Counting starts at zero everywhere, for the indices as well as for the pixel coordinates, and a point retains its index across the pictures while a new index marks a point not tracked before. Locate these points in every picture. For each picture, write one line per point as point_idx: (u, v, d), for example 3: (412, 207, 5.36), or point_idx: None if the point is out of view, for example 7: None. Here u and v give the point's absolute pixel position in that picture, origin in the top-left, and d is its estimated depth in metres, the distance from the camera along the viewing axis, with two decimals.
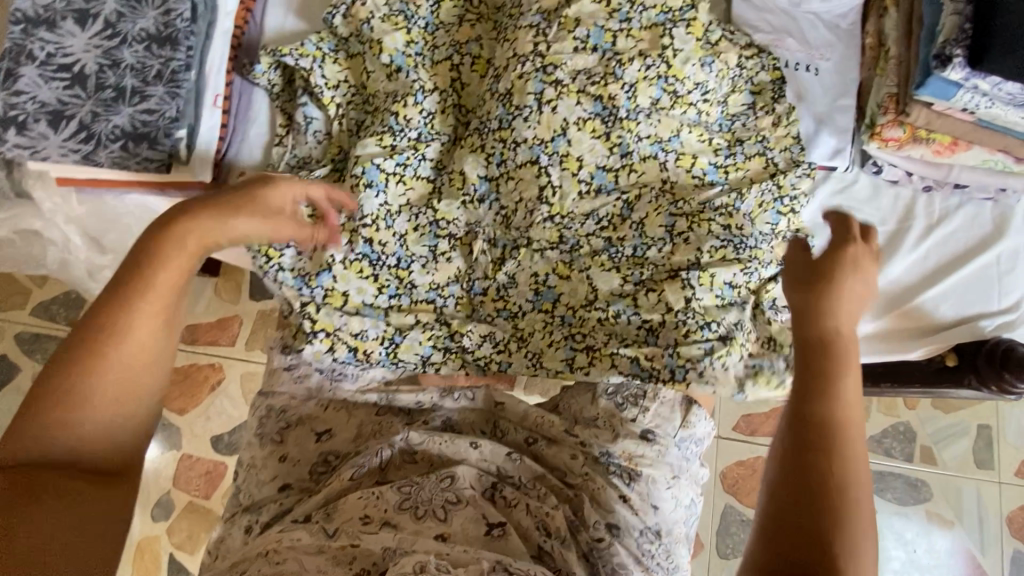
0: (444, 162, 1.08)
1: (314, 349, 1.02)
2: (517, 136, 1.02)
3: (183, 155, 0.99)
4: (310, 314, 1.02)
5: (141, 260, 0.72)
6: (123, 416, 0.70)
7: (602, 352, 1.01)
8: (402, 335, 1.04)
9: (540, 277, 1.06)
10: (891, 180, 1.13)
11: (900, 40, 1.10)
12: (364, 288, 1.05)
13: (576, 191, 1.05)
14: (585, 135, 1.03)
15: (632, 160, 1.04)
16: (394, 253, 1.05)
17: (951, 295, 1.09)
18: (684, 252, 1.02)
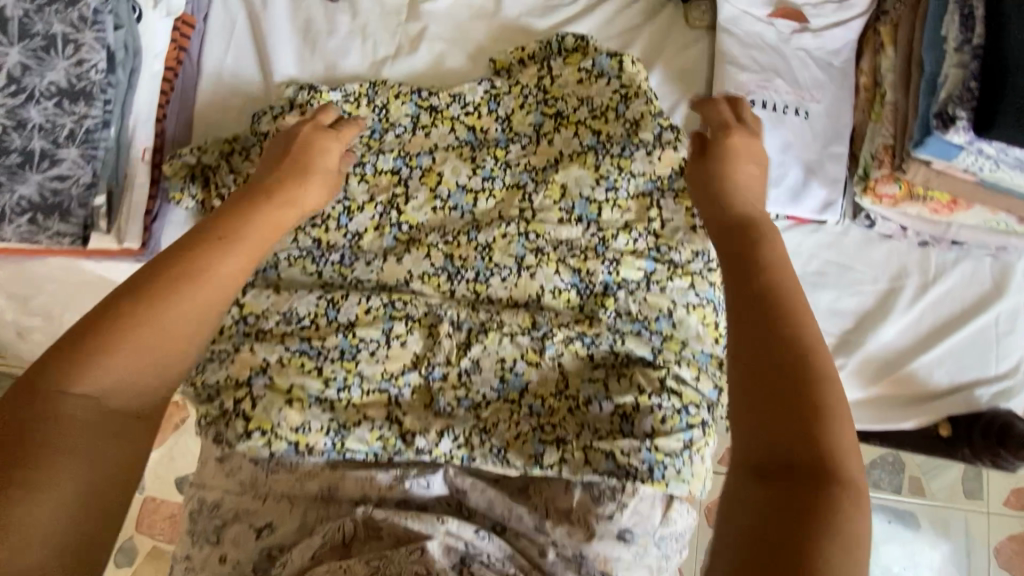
0: (402, 252, 1.04)
1: (247, 445, 0.92)
2: (468, 235, 1.03)
3: (102, 225, 0.92)
4: (244, 410, 0.94)
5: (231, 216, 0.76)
6: (165, 354, 0.63)
7: (575, 446, 0.92)
8: (348, 430, 0.94)
9: (507, 363, 0.99)
10: (885, 235, 1.05)
11: (896, 84, 1.01)
12: (308, 385, 0.96)
13: (542, 283, 1.02)
14: (550, 220, 1.04)
15: (585, 250, 1.03)
16: (339, 345, 0.99)
17: (947, 359, 1.01)
18: (637, 341, 0.98)
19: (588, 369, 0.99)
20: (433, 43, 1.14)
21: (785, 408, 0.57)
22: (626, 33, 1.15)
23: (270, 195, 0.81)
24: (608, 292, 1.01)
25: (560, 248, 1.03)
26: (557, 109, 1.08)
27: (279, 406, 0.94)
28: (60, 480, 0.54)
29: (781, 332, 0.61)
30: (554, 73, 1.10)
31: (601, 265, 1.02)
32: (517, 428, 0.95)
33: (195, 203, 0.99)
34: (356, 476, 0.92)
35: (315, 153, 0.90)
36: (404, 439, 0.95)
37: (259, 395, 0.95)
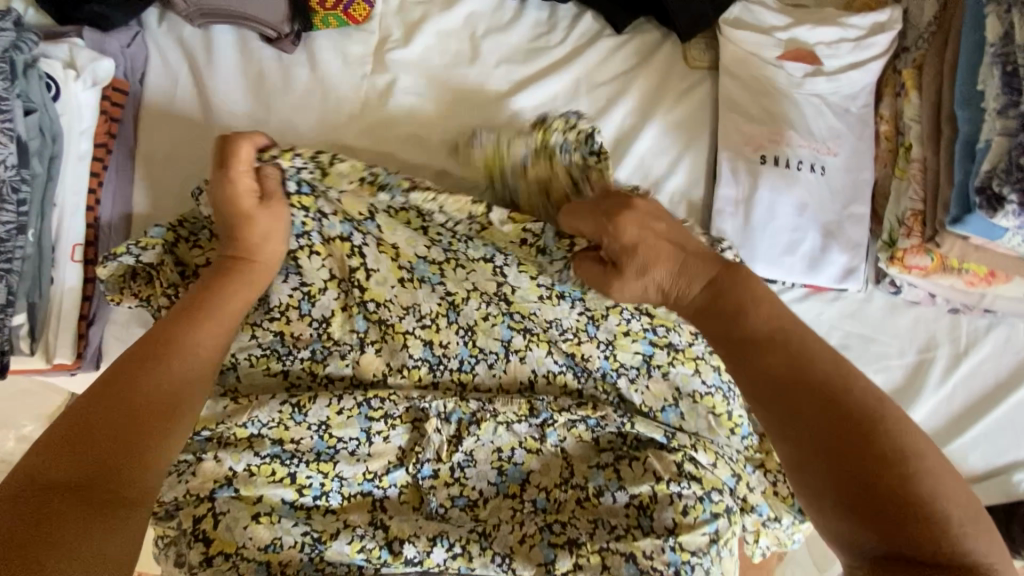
0: (378, 340, 0.91)
1: (213, 569, 0.81)
2: (447, 318, 0.90)
3: (23, 347, 0.83)
4: (205, 531, 0.83)
5: (215, 286, 0.81)
6: (169, 406, 0.70)
7: (590, 549, 0.82)
8: (325, 543, 0.83)
9: (504, 453, 0.89)
10: (911, 301, 0.95)
11: (924, 137, 0.90)
12: (282, 494, 0.85)
13: (535, 368, 0.91)
14: (531, 301, 0.89)
15: (576, 331, 0.89)
16: (314, 446, 0.87)
17: (981, 441, 0.92)
18: (648, 426, 0.87)
19: (594, 455, 0.89)
20: (401, 98, 0.99)
21: (848, 456, 0.61)
22: (621, 77, 1.01)
23: (225, 274, 0.82)
24: (608, 378, 0.90)
25: (551, 329, 0.90)
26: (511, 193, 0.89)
27: (245, 524, 0.82)
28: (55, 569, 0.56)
29: (796, 395, 0.65)
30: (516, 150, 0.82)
31: (596, 349, 0.90)
32: (515, 524, 0.85)
33: (138, 300, 0.86)
34: None
35: (252, 222, 0.83)
36: (390, 548, 0.84)
37: (222, 511, 0.83)
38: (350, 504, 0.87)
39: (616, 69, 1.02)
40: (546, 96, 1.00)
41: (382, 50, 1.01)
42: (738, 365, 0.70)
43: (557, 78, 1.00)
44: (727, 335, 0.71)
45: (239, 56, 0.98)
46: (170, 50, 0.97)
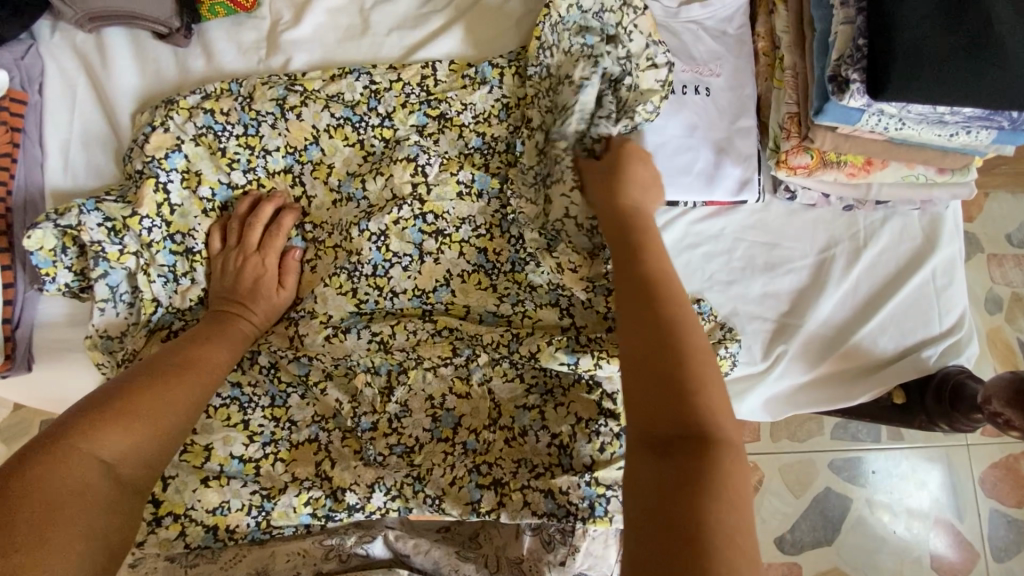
0: (314, 258, 0.95)
1: (159, 540, 0.83)
2: (358, 225, 0.90)
3: None
4: (156, 492, 0.84)
5: (216, 327, 0.87)
6: (181, 424, 0.76)
7: (513, 487, 0.84)
8: (273, 501, 0.85)
9: (435, 400, 0.91)
10: (808, 204, 1.00)
11: (793, 46, 0.95)
12: (233, 438, 0.88)
13: (449, 266, 0.93)
14: (447, 196, 0.92)
15: (489, 228, 0.93)
16: (268, 391, 0.92)
17: (889, 325, 0.97)
18: (552, 356, 0.85)
19: (522, 395, 0.90)
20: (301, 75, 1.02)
21: (657, 392, 0.61)
22: (509, 30, 1.04)
23: (214, 319, 0.89)
24: (517, 269, 0.93)
25: (463, 228, 0.93)
26: (440, 111, 0.95)
27: (194, 487, 0.84)
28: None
29: (636, 285, 0.70)
30: (438, 73, 0.97)
31: (508, 245, 0.93)
32: (452, 472, 0.86)
33: (72, 274, 0.89)
34: (289, 550, 0.83)
35: (246, 261, 0.91)
36: (335, 496, 0.86)
37: (171, 475, 0.85)
38: (295, 453, 0.89)
39: (503, 21, 1.04)
40: (441, 51, 1.03)
41: (275, 32, 1.04)
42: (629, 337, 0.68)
43: (448, 35, 1.03)
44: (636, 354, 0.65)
45: (136, 56, 1.01)
46: (66, 59, 1.00)
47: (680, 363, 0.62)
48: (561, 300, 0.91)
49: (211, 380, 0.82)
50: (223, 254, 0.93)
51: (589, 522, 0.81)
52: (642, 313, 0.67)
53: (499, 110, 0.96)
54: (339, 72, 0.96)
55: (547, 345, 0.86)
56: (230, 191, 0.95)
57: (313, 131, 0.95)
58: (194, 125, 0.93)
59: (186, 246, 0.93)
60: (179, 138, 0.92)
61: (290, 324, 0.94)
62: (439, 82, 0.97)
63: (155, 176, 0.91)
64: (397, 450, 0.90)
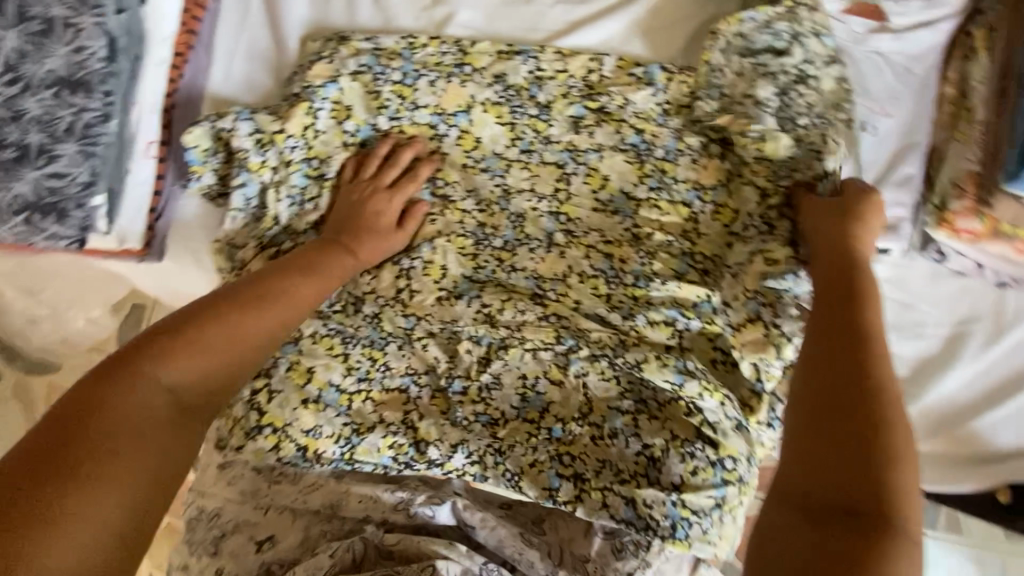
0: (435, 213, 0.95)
1: (254, 448, 0.86)
2: (500, 204, 0.94)
3: (101, 227, 0.88)
4: (259, 403, 0.87)
5: (304, 260, 0.87)
6: (247, 352, 0.75)
7: (594, 485, 0.82)
8: (360, 437, 0.87)
9: (528, 380, 0.88)
10: (957, 271, 0.92)
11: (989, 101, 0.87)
12: (332, 367, 0.89)
13: (571, 263, 0.91)
14: (584, 206, 0.93)
15: (620, 237, 0.91)
16: (368, 335, 0.92)
17: (1015, 419, 0.90)
18: (657, 371, 0.84)
19: (616, 398, 0.85)
20: (461, 31, 1.02)
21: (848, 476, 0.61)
22: (678, 21, 1.00)
23: (316, 247, 0.89)
24: (640, 284, 0.88)
25: (592, 235, 0.92)
26: (602, 103, 0.94)
27: (294, 406, 0.87)
28: (99, 493, 0.61)
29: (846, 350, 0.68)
30: (605, 68, 0.95)
31: (636, 253, 0.90)
32: (528, 447, 0.85)
33: (216, 178, 0.94)
34: (361, 493, 0.84)
35: (369, 199, 0.92)
36: (417, 447, 0.86)
37: (276, 389, 0.88)
38: (384, 397, 0.90)
39: (673, 18, 1.00)
40: (602, 38, 1.01)
41: None
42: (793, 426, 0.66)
43: (612, 22, 1.01)
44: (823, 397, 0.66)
45: None
46: None
47: (868, 447, 0.61)
48: (678, 321, 0.87)
49: (293, 303, 0.82)
50: (347, 190, 0.94)
51: (667, 540, 0.78)
52: (851, 381, 0.66)
53: (657, 115, 0.93)
54: (508, 49, 0.96)
55: (653, 356, 0.85)
56: (373, 131, 0.96)
57: (469, 101, 0.96)
58: (355, 61, 0.96)
59: (320, 172, 0.95)
60: (339, 71, 0.95)
61: (399, 272, 0.93)
62: (603, 78, 0.95)
63: (309, 102, 0.93)
64: (483, 419, 0.88)
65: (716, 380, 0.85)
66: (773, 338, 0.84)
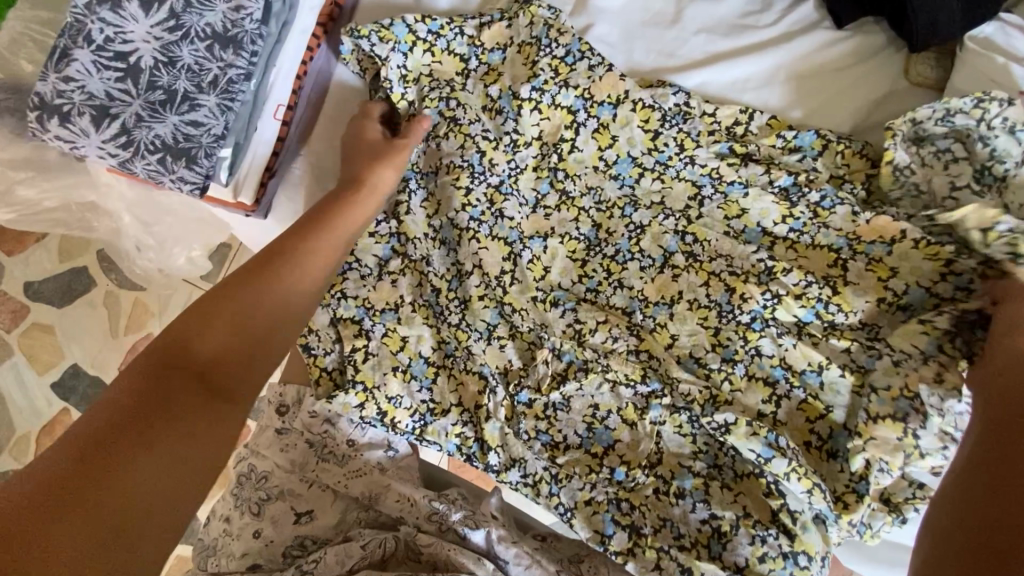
0: (552, 207, 0.92)
1: (342, 401, 0.88)
2: (623, 210, 0.89)
3: (222, 178, 0.91)
4: (355, 360, 0.90)
5: (307, 228, 0.81)
6: (277, 322, 0.73)
7: (651, 543, 0.78)
8: (433, 416, 0.89)
9: (599, 411, 0.85)
10: None
11: None
12: (425, 339, 0.91)
13: (685, 288, 0.85)
14: (713, 231, 0.87)
15: (747, 273, 0.83)
16: (453, 319, 0.91)
17: None
18: (745, 439, 0.78)
19: (688, 456, 0.82)
20: (594, 45, 0.99)
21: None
22: (826, 74, 0.95)
23: (330, 215, 0.83)
24: (754, 326, 0.82)
25: (718, 261, 0.85)
26: (748, 150, 0.89)
27: (385, 369, 0.90)
28: (141, 468, 0.57)
29: (1015, 481, 0.57)
30: (752, 124, 0.91)
31: (760, 294, 0.82)
32: (586, 484, 0.83)
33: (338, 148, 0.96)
34: (400, 492, 0.84)
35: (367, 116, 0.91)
36: (481, 445, 0.88)
37: (372, 352, 0.90)
38: (452, 394, 0.90)
39: (822, 69, 0.95)
40: (741, 78, 0.96)
41: None
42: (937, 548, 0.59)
43: (755, 59, 0.96)
44: (963, 517, 0.59)
45: None
46: None
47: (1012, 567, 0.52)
48: (780, 383, 0.81)
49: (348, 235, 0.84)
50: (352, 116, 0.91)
51: None
52: (1004, 494, 0.57)
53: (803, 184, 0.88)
54: (658, 84, 0.94)
55: (743, 422, 0.79)
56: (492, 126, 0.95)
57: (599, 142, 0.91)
58: (530, 31, 0.93)
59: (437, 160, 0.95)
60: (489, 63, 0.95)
61: (510, 254, 0.90)
62: (750, 132, 0.91)
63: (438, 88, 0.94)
64: (547, 438, 0.87)
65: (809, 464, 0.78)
66: (904, 444, 0.74)
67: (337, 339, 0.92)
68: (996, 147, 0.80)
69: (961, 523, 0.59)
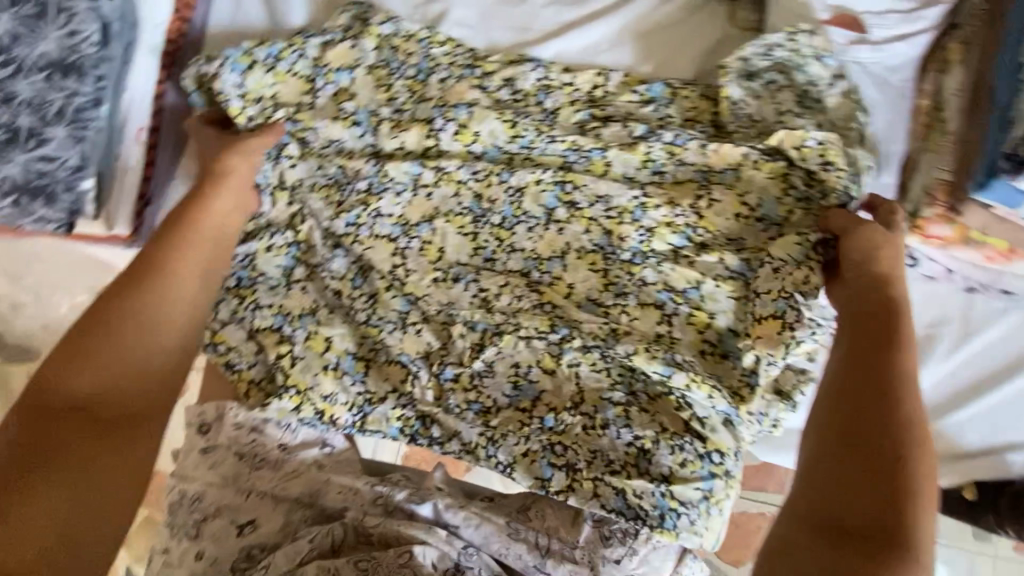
0: (432, 185, 0.94)
1: (277, 408, 0.88)
2: (500, 175, 0.93)
3: (89, 211, 0.90)
4: (283, 366, 0.90)
5: (171, 243, 0.82)
6: (164, 335, 0.77)
7: (586, 475, 0.83)
8: (371, 406, 0.90)
9: (521, 368, 0.89)
10: (928, 275, 0.96)
11: (961, 111, 0.90)
12: (347, 336, 0.92)
13: (571, 240, 0.92)
14: (589, 173, 0.93)
15: (623, 212, 0.91)
16: (364, 312, 0.92)
17: (980, 417, 0.94)
18: (646, 363, 0.85)
19: (608, 387, 0.87)
20: (455, 28, 1.03)
21: (863, 503, 0.64)
22: (665, 30, 1.04)
23: (172, 240, 0.82)
24: (635, 261, 0.90)
25: (597, 205, 0.92)
26: (608, 113, 0.97)
27: (316, 370, 0.90)
28: (59, 496, 0.67)
29: (862, 379, 0.71)
30: (610, 84, 0.99)
31: (635, 232, 0.90)
32: (520, 437, 0.86)
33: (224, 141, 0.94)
34: (341, 484, 0.85)
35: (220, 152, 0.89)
36: (423, 421, 0.90)
37: (298, 357, 0.90)
38: (378, 382, 0.91)
39: (663, 24, 1.04)
40: (593, 41, 1.04)
41: None
42: (808, 435, 0.71)
43: (603, 23, 1.04)
44: (833, 411, 0.70)
45: None
46: None
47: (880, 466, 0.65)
48: (667, 305, 0.89)
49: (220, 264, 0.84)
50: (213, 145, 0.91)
51: (655, 531, 0.80)
52: (868, 390, 0.70)
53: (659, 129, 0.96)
54: (518, 58, 1.00)
55: (643, 348, 0.86)
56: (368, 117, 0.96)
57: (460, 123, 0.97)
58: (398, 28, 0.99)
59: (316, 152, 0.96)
60: (360, 58, 0.97)
61: (395, 251, 0.93)
62: (608, 92, 0.99)
63: (312, 83, 0.96)
64: (478, 407, 0.89)
65: (705, 372, 0.86)
66: (782, 336, 0.83)
67: (258, 350, 0.92)
68: (810, 74, 0.93)
69: (830, 416, 0.70)
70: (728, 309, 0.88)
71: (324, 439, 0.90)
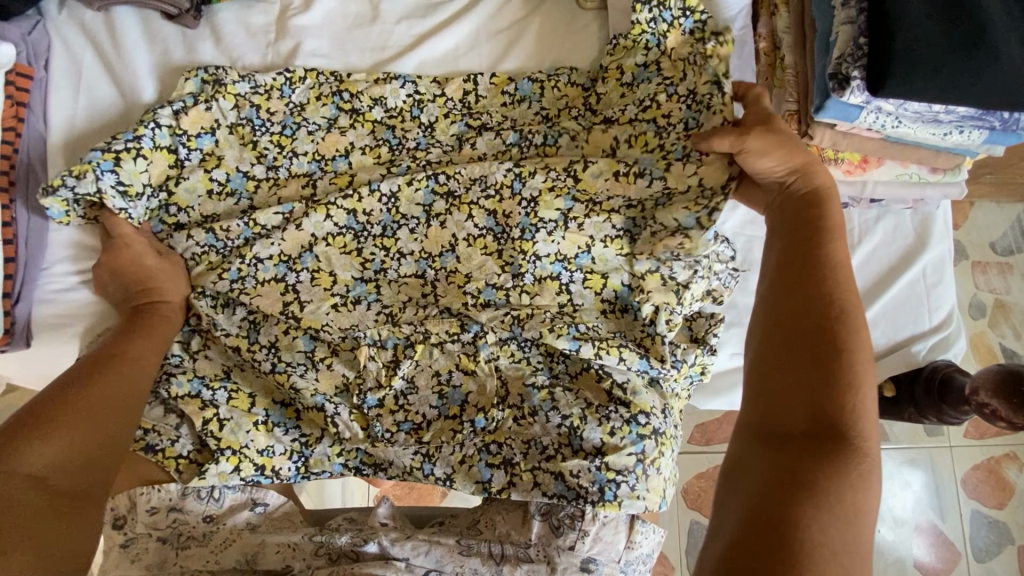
0: (301, 217, 0.90)
1: (216, 472, 0.84)
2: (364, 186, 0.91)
3: None
4: (211, 431, 0.85)
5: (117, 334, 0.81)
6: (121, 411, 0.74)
7: (524, 468, 0.84)
8: (311, 448, 0.88)
9: (443, 375, 0.89)
10: None
11: (794, 46, 0.97)
12: (270, 388, 0.89)
13: (454, 231, 0.92)
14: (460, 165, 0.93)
15: (500, 188, 0.91)
16: (265, 360, 0.88)
17: (882, 320, 1.00)
18: (554, 340, 0.87)
19: (530, 373, 0.88)
20: (310, 59, 1.03)
21: (811, 379, 0.60)
22: (515, 25, 1.07)
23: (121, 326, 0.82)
24: (526, 237, 0.89)
25: (473, 189, 0.91)
26: (481, 122, 0.98)
27: (247, 428, 0.86)
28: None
29: (797, 271, 0.67)
30: (480, 87, 1.01)
31: (517, 206, 0.90)
32: (456, 446, 0.86)
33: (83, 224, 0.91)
34: (278, 542, 0.81)
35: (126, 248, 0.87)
36: (365, 451, 0.89)
37: (225, 417, 0.86)
38: (305, 426, 0.89)
39: (513, 20, 1.08)
40: (451, 48, 1.06)
41: (285, 16, 1.05)
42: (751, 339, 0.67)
43: (456, 29, 1.06)
44: (773, 309, 0.66)
45: (144, 31, 1.01)
46: (72, 35, 1.00)
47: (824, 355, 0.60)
48: (562, 274, 0.90)
49: (159, 338, 0.83)
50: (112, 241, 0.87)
51: (600, 506, 0.81)
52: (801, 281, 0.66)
53: (538, 121, 0.99)
54: (383, 76, 0.99)
55: (548, 328, 0.87)
56: (235, 164, 0.93)
57: (346, 146, 0.96)
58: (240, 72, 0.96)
59: (176, 220, 0.92)
60: (218, 121, 0.94)
61: (285, 289, 0.90)
62: (480, 97, 1.00)
63: (176, 154, 0.92)
64: (410, 425, 0.88)
65: (609, 330, 0.90)
66: (674, 283, 0.89)
67: (180, 421, 0.86)
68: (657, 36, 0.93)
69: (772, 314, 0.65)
70: (629, 271, 0.90)
71: (255, 499, 0.86)
